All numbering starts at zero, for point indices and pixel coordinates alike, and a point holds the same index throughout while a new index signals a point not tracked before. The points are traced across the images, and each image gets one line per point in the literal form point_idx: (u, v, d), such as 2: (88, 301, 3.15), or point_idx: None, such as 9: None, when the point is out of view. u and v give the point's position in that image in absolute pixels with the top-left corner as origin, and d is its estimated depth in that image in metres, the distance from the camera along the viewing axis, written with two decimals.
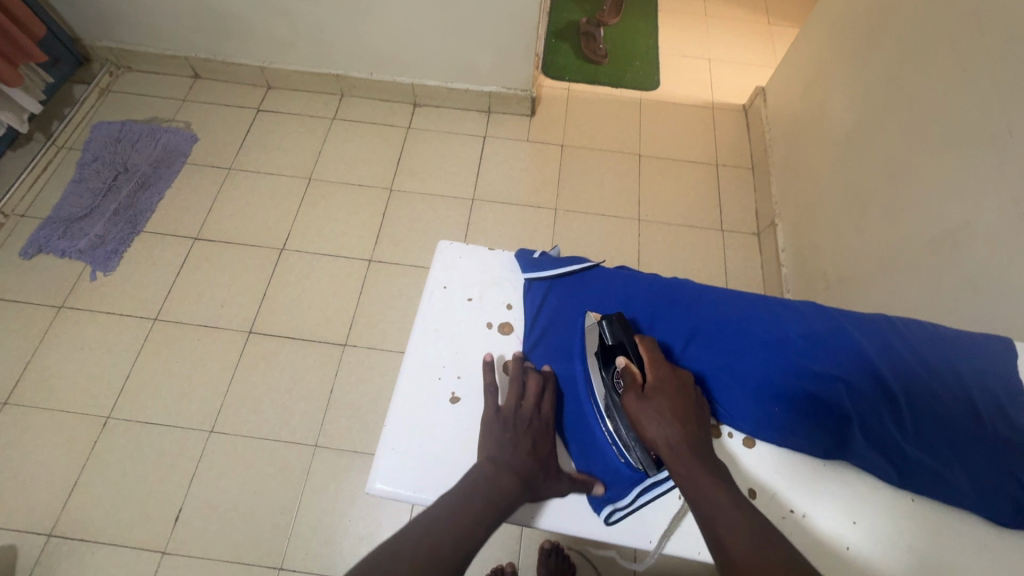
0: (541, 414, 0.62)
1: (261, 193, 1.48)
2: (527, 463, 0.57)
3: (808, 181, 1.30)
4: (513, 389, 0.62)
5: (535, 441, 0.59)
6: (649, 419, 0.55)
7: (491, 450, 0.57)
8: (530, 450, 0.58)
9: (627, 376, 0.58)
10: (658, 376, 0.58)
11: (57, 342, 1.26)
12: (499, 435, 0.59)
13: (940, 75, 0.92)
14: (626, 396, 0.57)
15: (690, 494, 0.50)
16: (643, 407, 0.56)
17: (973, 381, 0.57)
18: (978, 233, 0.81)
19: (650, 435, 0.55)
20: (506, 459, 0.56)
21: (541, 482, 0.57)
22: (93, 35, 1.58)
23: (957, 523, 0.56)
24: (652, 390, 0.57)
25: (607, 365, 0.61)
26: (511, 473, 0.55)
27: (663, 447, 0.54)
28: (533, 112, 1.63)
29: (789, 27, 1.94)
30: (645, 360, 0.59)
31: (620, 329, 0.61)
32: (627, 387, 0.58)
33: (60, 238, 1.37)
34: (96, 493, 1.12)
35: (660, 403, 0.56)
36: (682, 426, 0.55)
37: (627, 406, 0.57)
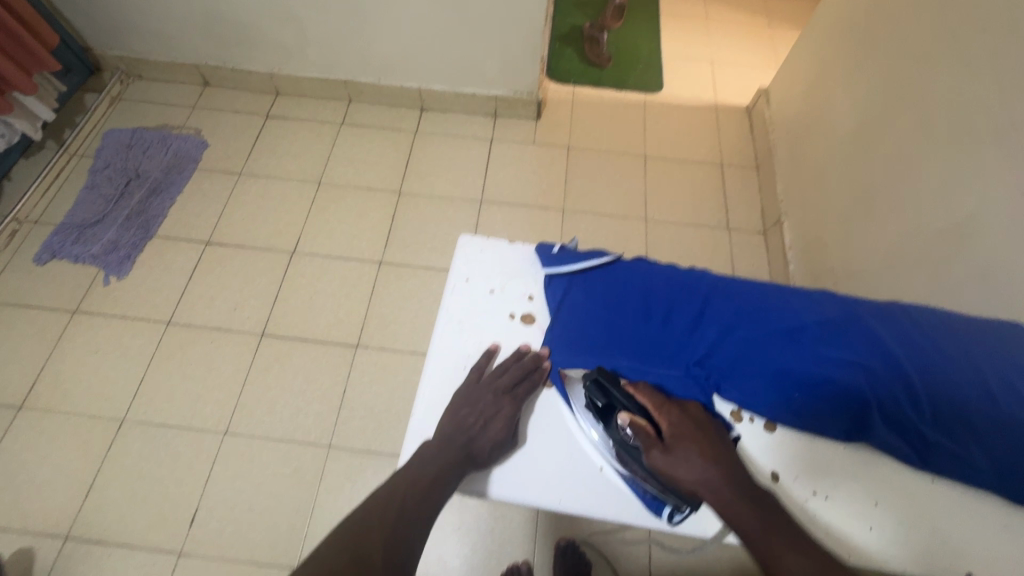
0: (506, 398, 0.63)
1: (272, 198, 1.50)
2: (469, 436, 0.60)
3: (813, 178, 1.32)
4: (491, 373, 0.66)
5: (486, 420, 0.61)
6: (684, 471, 0.56)
7: (446, 419, 0.62)
8: (478, 425, 0.61)
9: (640, 434, 0.59)
10: (671, 423, 0.59)
11: (72, 346, 1.27)
12: (459, 409, 0.63)
13: (943, 71, 0.93)
14: (650, 453, 0.57)
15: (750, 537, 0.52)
16: (670, 460, 0.57)
17: (988, 366, 0.58)
18: (984, 224, 0.83)
19: (689, 484, 0.56)
20: (454, 430, 0.61)
21: (483, 455, 0.60)
22: (105, 44, 1.61)
23: (976, 502, 0.57)
24: (672, 441, 0.58)
25: (607, 424, 0.61)
26: (452, 445, 0.60)
27: (705, 492, 0.55)
28: (539, 115, 1.65)
29: (789, 29, 1.96)
30: (651, 411, 0.60)
31: (614, 382, 0.61)
32: (646, 445, 0.58)
33: (74, 244, 1.39)
34: (112, 496, 1.12)
35: (684, 449, 0.57)
36: (716, 467, 0.56)
37: (655, 462, 0.57)
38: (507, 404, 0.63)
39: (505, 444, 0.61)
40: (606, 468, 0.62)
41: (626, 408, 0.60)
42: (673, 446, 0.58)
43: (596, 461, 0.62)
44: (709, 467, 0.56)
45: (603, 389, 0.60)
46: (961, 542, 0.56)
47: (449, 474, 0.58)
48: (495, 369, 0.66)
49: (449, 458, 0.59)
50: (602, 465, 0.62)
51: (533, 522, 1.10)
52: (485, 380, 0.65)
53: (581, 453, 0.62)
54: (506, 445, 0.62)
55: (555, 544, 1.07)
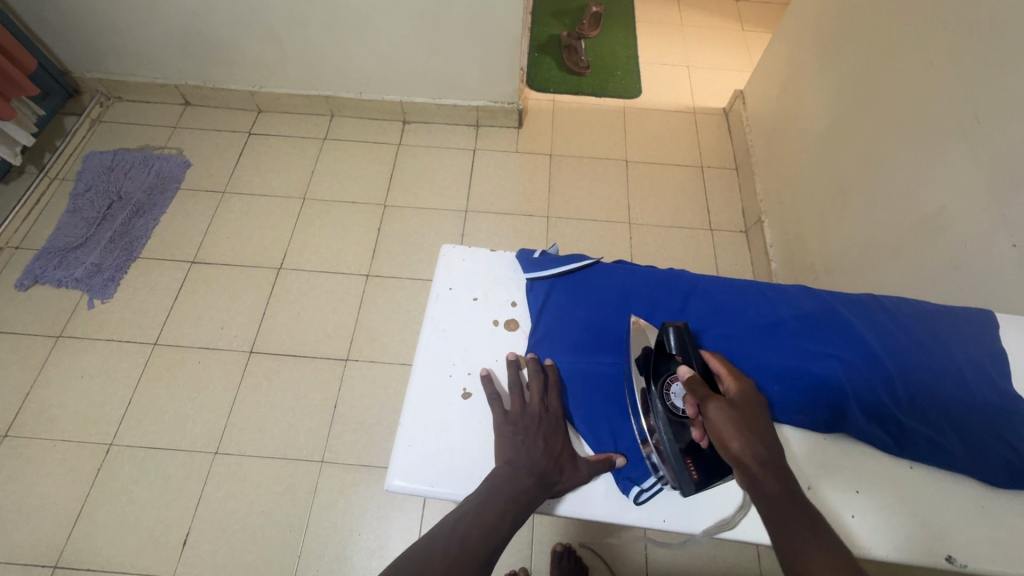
0: (553, 415, 0.63)
1: (257, 215, 1.50)
2: (537, 459, 0.58)
3: (790, 176, 1.35)
4: (528, 392, 0.64)
5: (545, 440, 0.60)
6: (740, 432, 0.52)
7: (506, 452, 0.59)
8: (542, 445, 0.59)
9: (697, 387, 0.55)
10: (737, 389, 0.56)
11: (57, 371, 1.26)
12: (513, 437, 0.60)
13: (908, 69, 0.97)
14: (708, 404, 0.54)
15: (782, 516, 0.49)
16: (730, 419, 0.53)
17: (959, 354, 0.60)
18: (952, 216, 0.85)
19: (736, 449, 0.52)
20: (521, 458, 0.58)
21: (556, 477, 0.58)
22: (84, 67, 1.60)
23: (955, 486, 0.58)
24: (736, 404, 0.55)
25: (664, 381, 0.58)
26: (523, 472, 0.57)
27: (751, 462, 0.51)
28: (520, 123, 1.67)
29: (762, 33, 2.01)
30: (722, 372, 0.57)
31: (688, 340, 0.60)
32: (708, 397, 0.54)
33: (56, 268, 1.37)
34: (101, 522, 1.10)
35: (742, 416, 0.54)
36: (766, 443, 0.53)
37: (711, 414, 0.53)
38: (555, 422, 0.62)
39: (569, 462, 0.60)
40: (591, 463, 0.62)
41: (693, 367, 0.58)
42: (736, 410, 0.54)
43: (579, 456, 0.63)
44: (764, 441, 0.53)
45: (681, 342, 0.59)
46: (941, 525, 0.57)
47: (526, 502, 0.55)
48: (516, 385, 0.64)
49: (523, 486, 0.55)
50: None
51: (530, 529, 1.10)
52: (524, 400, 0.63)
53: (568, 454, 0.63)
54: (569, 462, 0.60)
55: (551, 548, 1.07)
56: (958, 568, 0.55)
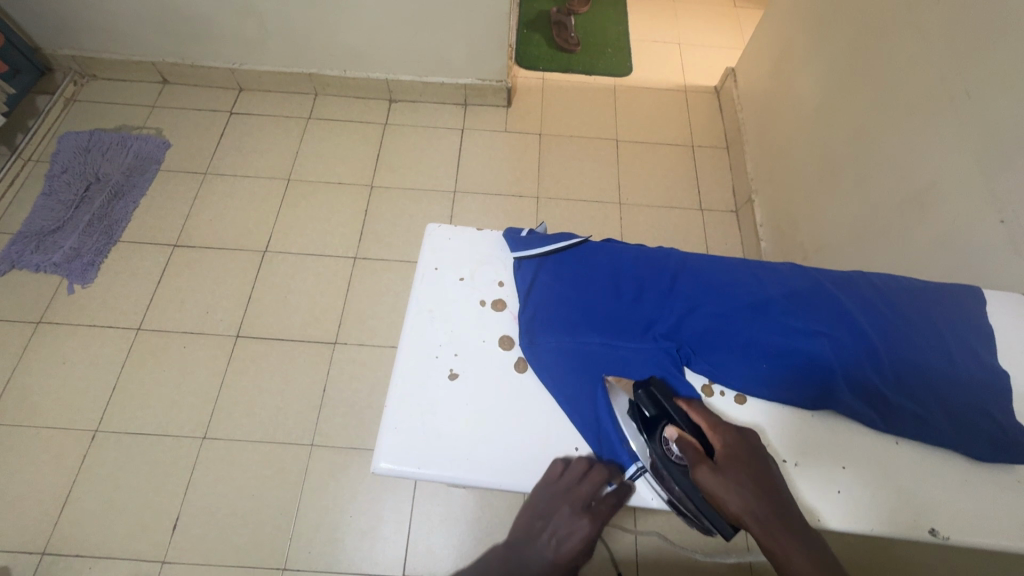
0: (585, 514, 0.55)
1: (240, 196, 1.46)
2: (542, 554, 0.54)
3: (781, 155, 1.34)
4: (568, 483, 0.57)
5: (562, 539, 0.54)
6: (732, 495, 0.49)
7: (519, 533, 0.56)
8: (553, 542, 0.54)
9: (686, 449, 0.53)
10: (727, 445, 0.53)
11: (38, 357, 1.23)
12: (533, 520, 0.56)
13: (899, 44, 0.95)
14: (695, 469, 0.51)
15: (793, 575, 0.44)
16: (721, 482, 0.50)
17: (945, 329, 0.61)
18: (941, 192, 0.85)
19: (733, 510, 0.49)
20: (528, 544, 0.55)
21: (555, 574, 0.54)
22: (54, 44, 1.54)
23: (939, 460, 0.59)
24: (724, 463, 0.52)
25: (653, 439, 0.56)
26: (520, 560, 0.54)
27: (751, 522, 0.48)
28: (509, 102, 1.64)
29: (754, 9, 1.98)
30: (707, 429, 0.55)
31: (666, 396, 0.58)
32: (694, 461, 0.52)
33: (33, 252, 1.34)
34: (89, 508, 1.10)
35: (733, 472, 0.51)
36: (767, 497, 0.49)
37: (700, 480, 0.51)
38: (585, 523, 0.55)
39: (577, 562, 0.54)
40: (581, 448, 0.61)
41: (677, 424, 0.56)
42: (726, 469, 0.51)
43: (571, 441, 0.61)
44: (760, 499, 0.49)
45: (657, 401, 0.58)
46: (925, 498, 0.57)
47: None
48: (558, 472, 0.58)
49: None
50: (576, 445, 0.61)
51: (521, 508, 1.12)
52: (561, 487, 0.57)
53: (557, 435, 0.62)
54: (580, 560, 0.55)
55: None
56: (941, 541, 0.55)
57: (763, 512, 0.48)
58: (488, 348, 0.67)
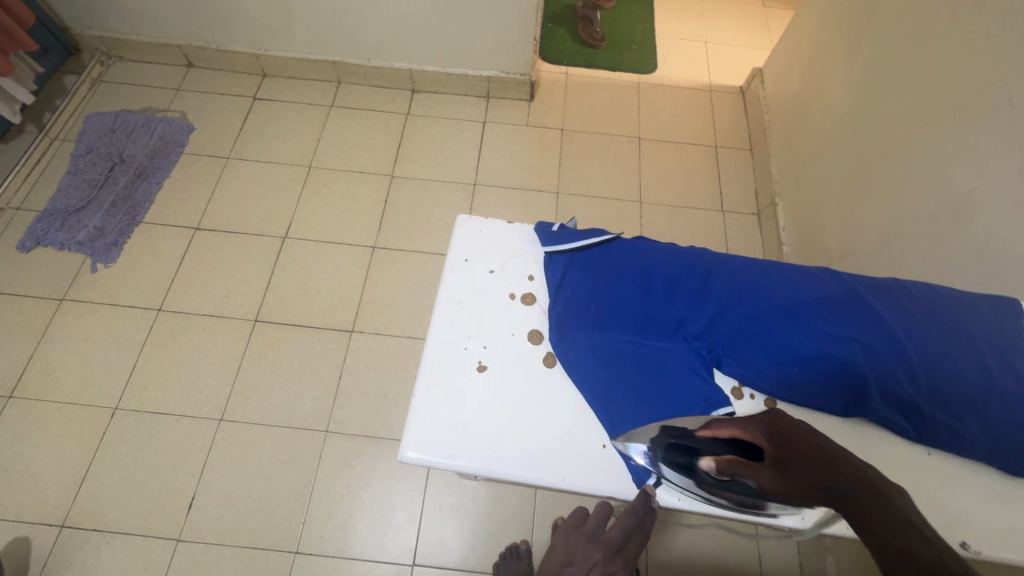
0: (614, 558, 0.69)
1: (261, 182, 1.47)
2: None
3: (808, 158, 1.32)
4: (596, 529, 0.74)
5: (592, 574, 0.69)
6: (800, 488, 0.46)
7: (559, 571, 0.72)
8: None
9: (733, 466, 0.50)
10: (769, 436, 0.50)
11: (61, 334, 1.25)
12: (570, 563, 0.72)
13: (939, 47, 0.94)
14: (757, 481, 0.49)
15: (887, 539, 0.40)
16: (783, 480, 0.47)
17: (983, 340, 0.59)
18: (978, 202, 0.83)
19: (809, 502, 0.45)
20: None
21: None
22: (83, 24, 1.55)
23: (971, 474, 0.58)
24: (776, 457, 0.48)
25: (695, 473, 0.54)
26: None
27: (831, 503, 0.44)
28: (532, 96, 1.63)
29: (783, 10, 1.95)
30: (739, 433, 0.51)
31: (685, 436, 0.55)
32: (750, 474, 0.49)
33: (58, 230, 1.35)
34: (108, 484, 1.11)
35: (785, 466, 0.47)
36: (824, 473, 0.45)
37: (766, 487, 0.48)
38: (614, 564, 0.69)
39: None
40: (608, 446, 0.61)
41: (708, 449, 0.53)
42: (782, 463, 0.48)
43: (598, 438, 0.61)
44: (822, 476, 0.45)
45: (680, 447, 0.55)
46: (957, 511, 0.56)
47: None
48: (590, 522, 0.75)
49: None
50: (603, 443, 0.61)
51: (532, 502, 1.13)
52: (592, 534, 0.73)
53: (585, 431, 0.62)
54: None
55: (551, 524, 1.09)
56: (972, 555, 0.54)
57: (836, 485, 0.44)
58: (517, 342, 0.67)
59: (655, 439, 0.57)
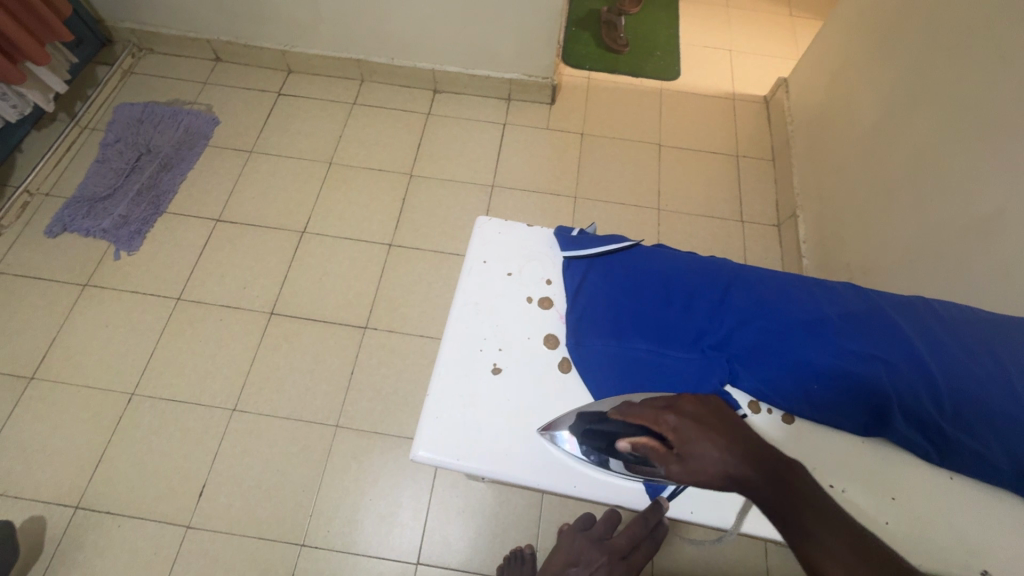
0: (619, 563, 0.68)
1: (282, 176, 1.49)
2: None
3: (831, 171, 1.30)
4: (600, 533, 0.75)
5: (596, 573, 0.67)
6: (703, 476, 0.49)
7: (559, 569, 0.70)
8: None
9: (648, 452, 0.53)
10: (676, 429, 0.52)
11: (83, 319, 1.28)
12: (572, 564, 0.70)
13: (973, 62, 0.92)
14: (665, 469, 0.51)
15: (786, 519, 0.45)
16: (689, 469, 0.50)
17: (1011, 363, 0.57)
18: (1009, 221, 0.81)
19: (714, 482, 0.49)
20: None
21: None
22: (117, 17, 1.59)
23: (995, 502, 0.57)
24: (681, 448, 0.51)
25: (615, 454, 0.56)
26: None
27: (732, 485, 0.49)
28: (553, 100, 1.63)
29: (810, 20, 1.92)
30: (650, 423, 0.53)
31: (603, 419, 0.57)
32: (659, 462, 0.52)
33: (84, 217, 1.38)
34: (122, 468, 1.13)
35: (697, 451, 0.50)
36: (732, 453, 0.49)
37: (677, 477, 0.50)
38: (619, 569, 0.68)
39: None
40: None
41: (624, 432, 0.55)
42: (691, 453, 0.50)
43: None
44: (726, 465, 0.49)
45: (594, 431, 0.57)
46: (979, 539, 0.55)
47: None
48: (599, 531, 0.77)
49: None
50: None
51: (538, 506, 1.12)
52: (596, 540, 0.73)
53: None
54: None
55: (556, 530, 1.08)
56: None
57: (746, 476, 0.48)
58: (534, 346, 0.67)
59: (574, 424, 0.58)
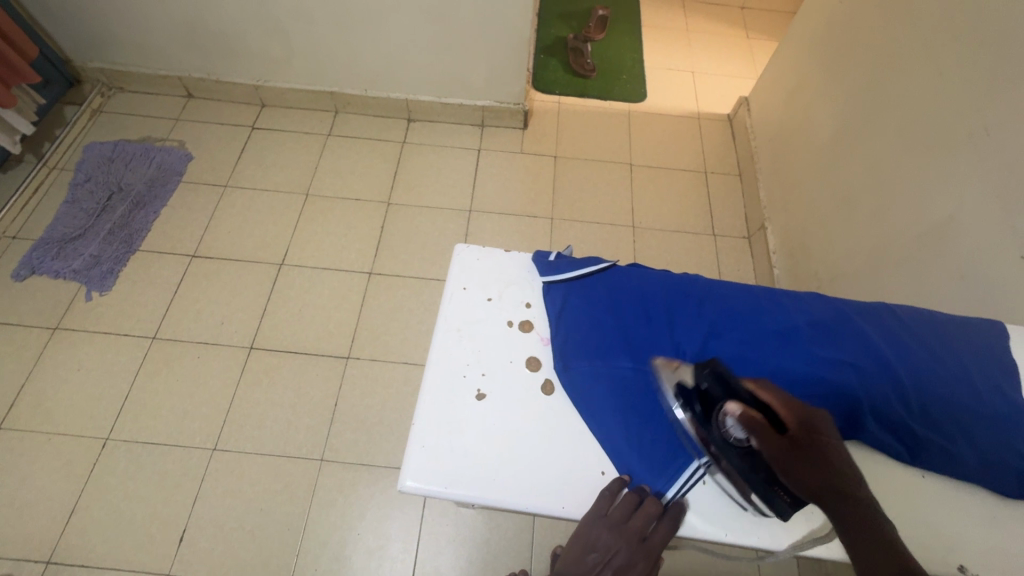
0: (640, 549, 0.57)
1: (258, 209, 1.49)
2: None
3: (795, 184, 1.35)
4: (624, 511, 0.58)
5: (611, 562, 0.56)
6: (809, 473, 0.49)
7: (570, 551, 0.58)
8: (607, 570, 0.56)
9: (756, 428, 0.51)
10: (802, 423, 0.51)
11: (53, 363, 1.24)
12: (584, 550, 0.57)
13: (916, 78, 0.98)
14: (771, 454, 0.50)
15: (864, 543, 0.47)
16: (799, 462, 0.49)
17: (972, 365, 0.60)
18: (961, 227, 0.86)
19: (812, 486, 0.49)
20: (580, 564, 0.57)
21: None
22: (86, 57, 1.59)
23: (965, 497, 0.59)
24: (801, 440, 0.50)
25: (713, 417, 0.54)
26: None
27: (825, 496, 0.49)
28: (526, 124, 1.67)
29: (766, 41, 2.02)
30: (776, 406, 0.51)
31: (720, 378, 0.54)
32: (767, 442, 0.50)
33: (54, 259, 1.35)
34: (97, 517, 1.09)
35: (812, 450, 0.50)
36: (840, 469, 0.49)
37: (778, 462, 0.50)
38: (639, 556, 0.57)
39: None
40: (607, 472, 0.62)
41: (741, 402, 0.52)
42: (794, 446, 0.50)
43: (596, 465, 0.62)
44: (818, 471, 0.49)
45: (713, 384, 0.54)
46: (956, 536, 0.57)
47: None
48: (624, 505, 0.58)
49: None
50: (602, 469, 0.62)
51: (530, 530, 1.11)
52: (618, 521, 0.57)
53: (584, 456, 0.62)
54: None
55: (550, 553, 1.08)
56: None
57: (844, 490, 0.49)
58: (517, 370, 0.68)
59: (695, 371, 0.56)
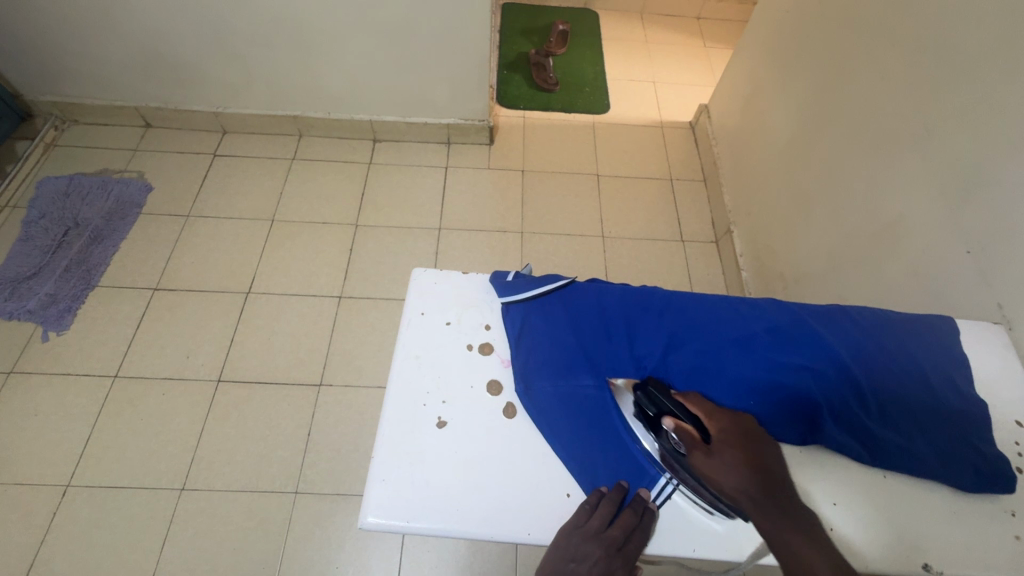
0: (618, 557, 0.56)
1: (223, 238, 1.46)
2: None
3: (757, 188, 1.38)
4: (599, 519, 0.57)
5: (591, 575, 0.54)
6: (726, 475, 0.55)
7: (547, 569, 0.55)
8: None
9: (684, 436, 0.58)
10: (721, 430, 0.57)
11: (7, 409, 1.19)
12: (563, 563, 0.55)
13: (860, 83, 1.01)
14: (694, 457, 0.57)
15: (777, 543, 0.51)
16: (715, 466, 0.55)
17: (925, 359, 0.63)
18: (911, 225, 0.88)
19: (730, 489, 0.55)
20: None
21: None
22: (37, 90, 1.55)
23: (930, 491, 0.59)
24: (717, 446, 0.56)
25: (657, 432, 0.60)
26: None
27: (745, 500, 0.54)
28: (492, 140, 1.67)
29: (723, 49, 2.08)
30: (700, 418, 0.59)
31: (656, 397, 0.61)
32: (690, 448, 0.57)
33: (7, 300, 1.30)
34: (58, 570, 1.04)
35: (728, 455, 0.56)
36: (755, 475, 0.55)
37: (698, 465, 0.56)
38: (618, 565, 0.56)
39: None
40: (573, 494, 0.61)
41: (672, 414, 0.59)
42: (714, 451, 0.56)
43: (562, 487, 0.61)
44: (740, 476, 0.55)
45: (650, 401, 0.61)
46: (921, 532, 0.57)
47: None
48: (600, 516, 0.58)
49: None
50: (568, 491, 0.61)
51: (513, 551, 1.09)
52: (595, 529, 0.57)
53: (549, 479, 0.61)
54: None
55: (533, 573, 1.06)
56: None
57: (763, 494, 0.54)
58: (478, 394, 0.67)
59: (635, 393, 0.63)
